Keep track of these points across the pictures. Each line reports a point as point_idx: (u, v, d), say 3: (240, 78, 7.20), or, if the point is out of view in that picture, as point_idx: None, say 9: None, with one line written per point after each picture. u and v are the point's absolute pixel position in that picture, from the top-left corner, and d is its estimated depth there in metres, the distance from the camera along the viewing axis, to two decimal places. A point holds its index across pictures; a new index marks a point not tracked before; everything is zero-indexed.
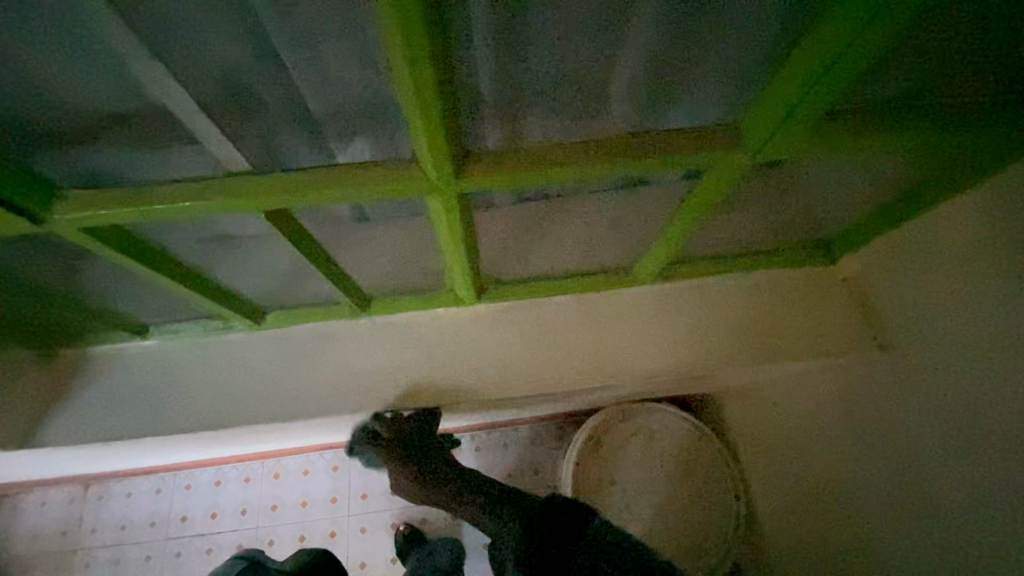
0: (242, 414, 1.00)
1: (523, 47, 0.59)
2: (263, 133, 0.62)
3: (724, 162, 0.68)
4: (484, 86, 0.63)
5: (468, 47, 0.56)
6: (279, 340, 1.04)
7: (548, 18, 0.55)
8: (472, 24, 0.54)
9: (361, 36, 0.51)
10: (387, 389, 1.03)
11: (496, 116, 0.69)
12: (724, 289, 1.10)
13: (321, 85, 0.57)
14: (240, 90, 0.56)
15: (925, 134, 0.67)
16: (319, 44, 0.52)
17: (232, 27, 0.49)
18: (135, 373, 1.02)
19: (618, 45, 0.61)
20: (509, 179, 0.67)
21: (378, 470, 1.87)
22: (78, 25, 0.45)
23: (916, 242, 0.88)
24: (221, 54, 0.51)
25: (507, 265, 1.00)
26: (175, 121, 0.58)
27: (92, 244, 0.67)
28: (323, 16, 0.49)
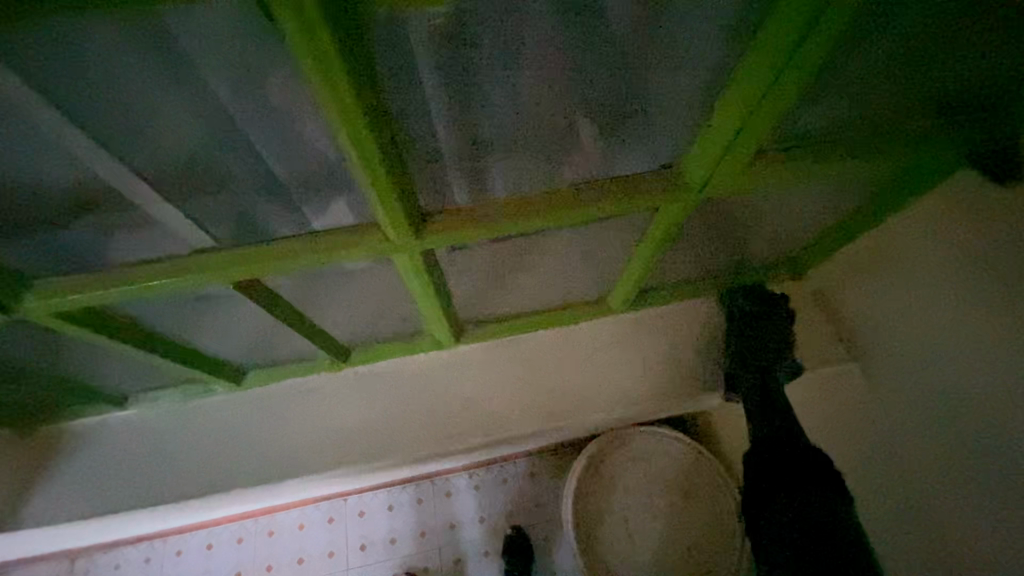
0: (225, 478, 0.99)
1: (471, 105, 0.60)
2: (223, 213, 0.64)
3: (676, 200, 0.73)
4: (442, 143, 0.63)
5: (424, 121, 0.59)
6: (260, 400, 1.04)
7: (497, 86, 0.58)
8: (426, 101, 0.57)
9: (305, 124, 0.54)
10: (373, 440, 1.03)
11: (460, 172, 0.69)
12: (697, 313, 1.13)
13: (273, 162, 0.59)
14: (195, 176, 0.58)
15: (868, 159, 0.71)
16: (264, 127, 0.54)
17: (179, 122, 0.52)
18: (114, 445, 1.01)
19: (567, 102, 0.62)
20: (469, 233, 0.70)
21: (376, 518, 1.82)
22: (34, 134, 0.48)
23: (884, 253, 0.93)
24: (175, 144, 0.53)
25: (484, 305, 1.02)
26: (134, 207, 0.60)
27: (65, 326, 0.68)
28: (267, 111, 0.52)
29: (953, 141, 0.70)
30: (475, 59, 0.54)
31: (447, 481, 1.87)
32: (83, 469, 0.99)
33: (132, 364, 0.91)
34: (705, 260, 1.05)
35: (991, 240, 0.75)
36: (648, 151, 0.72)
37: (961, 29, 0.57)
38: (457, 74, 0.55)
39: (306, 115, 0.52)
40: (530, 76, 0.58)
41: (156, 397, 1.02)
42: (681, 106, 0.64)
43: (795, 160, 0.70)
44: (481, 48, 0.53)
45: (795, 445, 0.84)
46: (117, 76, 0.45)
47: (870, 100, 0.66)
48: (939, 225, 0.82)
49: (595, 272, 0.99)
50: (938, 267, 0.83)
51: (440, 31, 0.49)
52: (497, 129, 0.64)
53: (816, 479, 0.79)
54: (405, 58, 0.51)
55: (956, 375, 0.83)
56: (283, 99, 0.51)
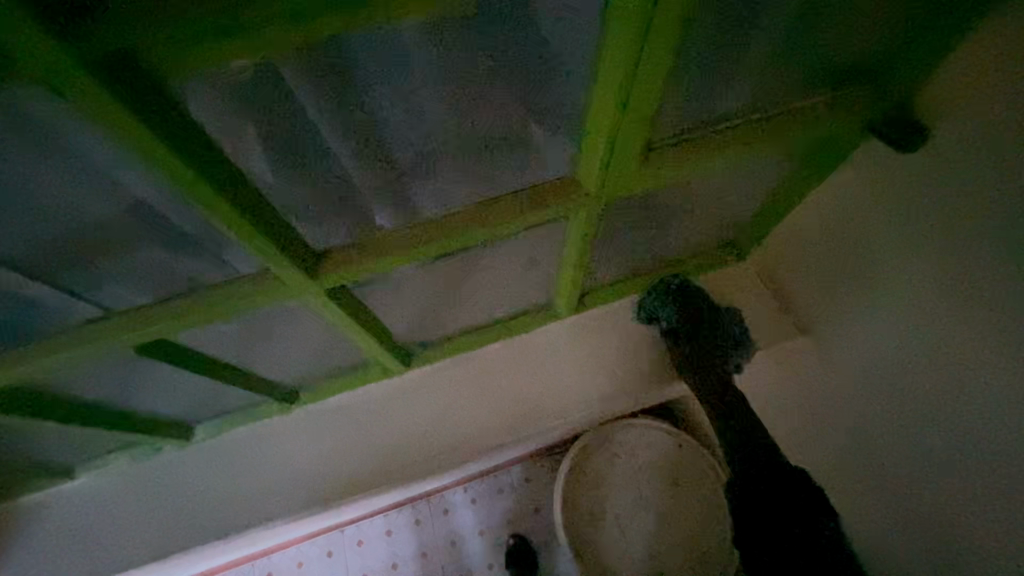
0: (190, 535, 0.98)
1: (356, 138, 0.56)
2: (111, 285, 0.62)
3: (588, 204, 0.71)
4: (350, 175, 0.61)
5: (309, 167, 0.57)
6: (216, 452, 1.02)
7: (381, 125, 0.56)
8: (309, 147, 0.54)
9: (162, 193, 0.51)
10: (336, 474, 1.02)
11: (381, 199, 0.67)
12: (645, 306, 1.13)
13: (148, 227, 0.56)
14: (62, 255, 0.56)
15: (775, 137, 0.70)
16: (119, 199, 0.51)
17: (20, 212, 0.49)
18: (70, 518, 0.98)
19: (456, 128, 0.60)
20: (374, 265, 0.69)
21: (375, 546, 1.81)
22: None
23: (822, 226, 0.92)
24: (26, 225, 0.50)
25: (429, 326, 1.01)
26: (12, 289, 0.57)
27: None
28: (113, 186, 0.49)
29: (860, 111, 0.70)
30: (350, 102, 0.51)
31: (441, 499, 1.86)
32: (41, 546, 0.97)
33: (67, 437, 0.88)
34: (645, 253, 1.04)
35: (909, 202, 0.75)
36: (554, 162, 0.70)
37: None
38: (343, 107, 0.51)
39: (157, 183, 0.49)
40: (408, 109, 0.55)
41: (107, 463, 0.99)
42: (569, 121, 0.62)
43: (700, 150, 0.69)
44: (351, 91, 0.50)
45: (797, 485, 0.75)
46: None
47: (771, 77, 0.66)
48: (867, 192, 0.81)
49: (535, 278, 0.99)
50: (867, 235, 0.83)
51: (307, 71, 0.46)
52: (397, 163, 0.62)
53: (803, 492, 0.74)
54: (287, 99, 0.48)
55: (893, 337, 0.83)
56: (127, 174, 0.48)
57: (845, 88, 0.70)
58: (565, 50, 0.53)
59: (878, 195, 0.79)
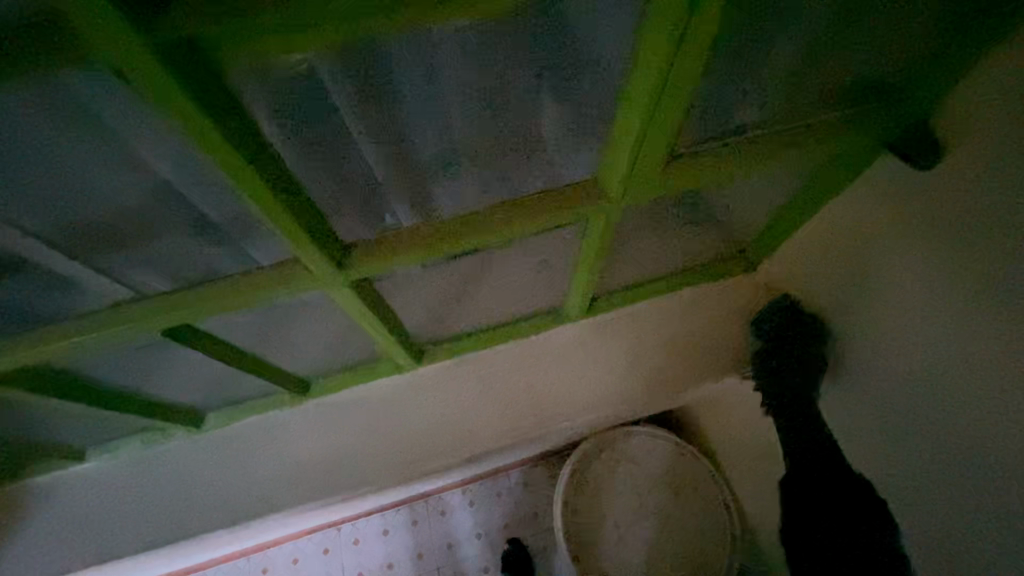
0: (197, 521, 0.99)
1: (381, 135, 0.58)
2: (140, 268, 0.64)
3: (606, 207, 0.72)
4: (376, 171, 0.63)
5: (339, 161, 0.59)
6: (224, 441, 1.02)
7: (412, 122, 0.58)
8: (341, 142, 0.57)
9: (200, 179, 0.53)
10: (342, 467, 1.03)
11: (402, 197, 0.69)
12: (654, 313, 1.14)
13: (183, 211, 0.58)
14: (98, 235, 0.57)
15: (791, 149, 0.72)
16: (161, 182, 0.53)
17: (67, 191, 0.50)
18: (77, 501, 0.99)
19: (483, 128, 0.62)
20: (396, 259, 0.69)
21: (372, 545, 1.81)
22: None
23: (831, 245, 0.93)
24: (68, 204, 0.52)
25: (441, 324, 1.03)
26: (46, 267, 0.59)
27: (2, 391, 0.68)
28: (155, 170, 0.51)
29: (870, 129, 0.72)
30: (384, 102, 0.53)
31: (440, 500, 1.86)
32: (48, 527, 0.98)
33: (81, 418, 0.89)
34: (654, 259, 1.05)
35: (923, 220, 0.76)
36: (573, 164, 0.72)
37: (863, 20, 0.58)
38: (373, 106, 0.53)
39: (196, 168, 0.51)
40: (438, 109, 0.57)
41: (116, 447, 1.00)
42: (592, 124, 0.64)
43: (717, 160, 0.70)
44: (386, 91, 0.52)
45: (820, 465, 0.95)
46: None
47: (785, 92, 0.67)
48: (880, 210, 0.82)
49: (548, 280, 1.00)
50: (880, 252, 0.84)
51: (344, 72, 0.48)
52: (424, 160, 0.64)
53: (869, 510, 0.90)
54: (320, 97, 0.50)
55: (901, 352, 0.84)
56: (169, 158, 0.49)
57: (862, 105, 0.71)
58: (595, 55, 0.54)
59: (893, 215, 0.80)
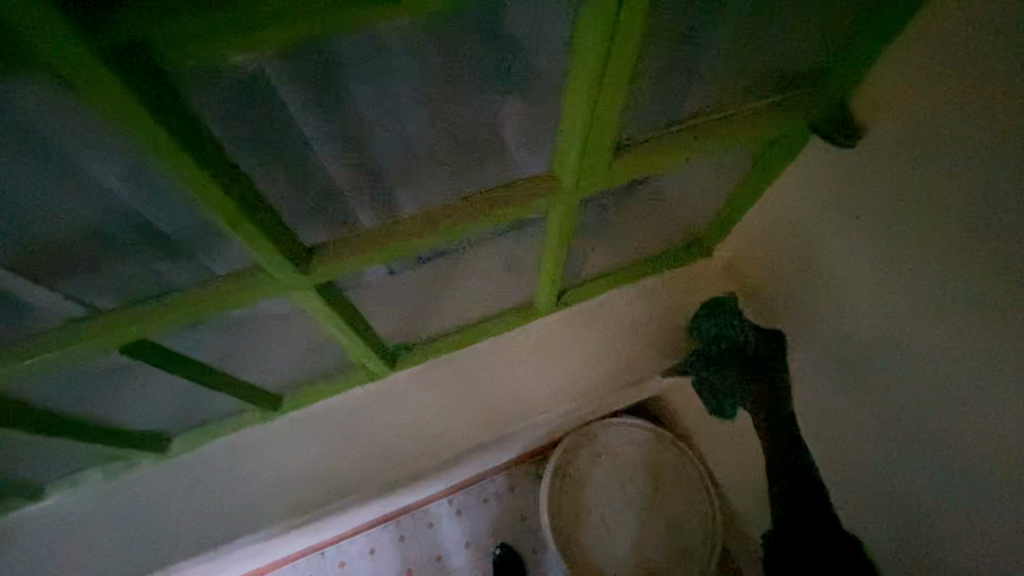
0: (170, 551, 0.95)
1: (341, 138, 0.59)
2: (98, 286, 0.62)
3: (561, 197, 0.76)
4: (336, 176, 0.64)
5: (299, 167, 0.60)
6: (196, 466, 0.99)
7: (371, 125, 0.59)
8: (299, 148, 0.57)
9: (158, 189, 0.52)
10: (322, 480, 1.01)
11: (367, 202, 0.70)
12: (622, 302, 1.18)
13: (141, 225, 0.57)
14: (53, 252, 0.56)
15: (731, 135, 0.77)
16: (119, 194, 0.52)
17: (18, 207, 0.49)
18: (37, 542, 0.94)
19: (442, 128, 0.64)
20: (359, 258, 0.72)
21: (358, 566, 1.76)
22: None
23: (778, 223, 1.00)
24: (20, 220, 0.51)
25: (413, 327, 1.03)
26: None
27: None
28: (111, 182, 0.50)
29: (798, 113, 0.78)
30: (340, 106, 0.55)
31: (425, 512, 1.84)
32: (5, 574, 0.92)
33: (40, 451, 0.85)
34: (617, 250, 1.09)
35: (859, 192, 0.83)
36: (532, 162, 0.74)
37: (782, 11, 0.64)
38: (331, 107, 0.54)
39: (155, 178, 0.51)
40: (394, 109, 0.58)
41: (79, 482, 0.95)
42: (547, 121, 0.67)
43: (662, 147, 0.75)
44: (340, 94, 0.53)
45: (829, 527, 1.09)
46: None
47: (723, 82, 0.72)
48: (820, 188, 0.88)
49: (517, 277, 1.03)
50: (819, 227, 0.91)
51: (302, 71, 0.49)
52: (386, 162, 0.65)
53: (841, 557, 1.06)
54: (278, 98, 0.50)
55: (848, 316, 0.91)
56: (126, 170, 0.49)
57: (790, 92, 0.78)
58: (544, 54, 0.58)
59: (831, 191, 0.87)
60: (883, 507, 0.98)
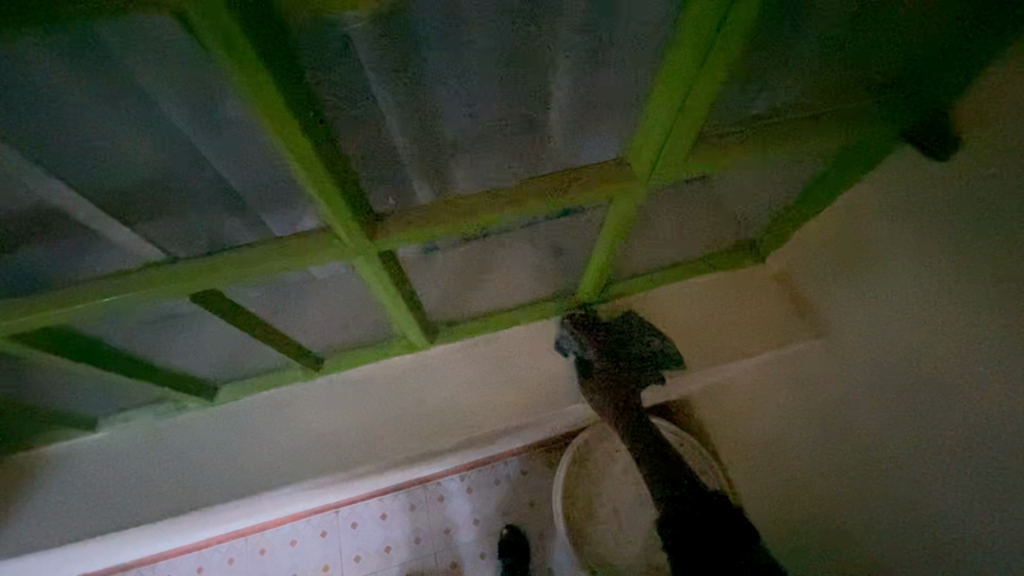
0: (202, 494, 0.97)
1: (410, 106, 0.58)
2: (178, 225, 0.65)
3: (635, 188, 0.73)
4: (400, 142, 0.63)
5: (371, 131, 0.59)
6: (236, 415, 1.03)
7: (449, 92, 0.58)
8: (372, 113, 0.57)
9: (247, 137, 0.54)
10: (351, 444, 1.02)
11: (423, 169, 0.70)
12: (665, 300, 1.16)
13: (225, 171, 0.59)
14: (140, 191, 0.58)
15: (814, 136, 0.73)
16: (209, 140, 0.54)
17: (116, 144, 0.51)
18: (86, 470, 0.99)
19: (520, 101, 0.63)
20: (426, 232, 0.70)
21: (370, 529, 1.82)
22: None
23: (844, 234, 0.95)
24: (117, 159, 0.53)
25: (455, 305, 1.03)
26: (87, 222, 0.59)
27: (18, 349, 0.67)
28: (205, 127, 0.52)
29: (893, 118, 0.73)
30: (422, 72, 0.54)
31: (439, 486, 1.87)
32: (55, 496, 0.97)
33: (99, 384, 0.90)
34: None
35: (939, 211, 0.77)
36: (599, 143, 0.74)
37: (886, 1, 0.60)
38: (402, 75, 0.53)
39: (246, 126, 0.52)
40: (475, 79, 0.57)
41: (128, 418, 1.00)
42: (627, 105, 0.65)
43: (744, 146, 0.71)
44: (425, 59, 0.52)
45: (698, 502, 0.72)
46: (44, 100, 0.44)
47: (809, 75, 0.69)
48: (896, 200, 0.83)
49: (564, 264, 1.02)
50: (895, 244, 0.85)
51: (381, 35, 0.47)
52: (454, 130, 0.65)
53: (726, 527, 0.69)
54: (354, 62, 0.49)
55: (910, 338, 0.87)
56: (223, 115, 0.50)
57: (880, 94, 0.73)
58: (638, 36, 0.55)
59: (910, 206, 0.81)
60: (896, 534, 0.95)
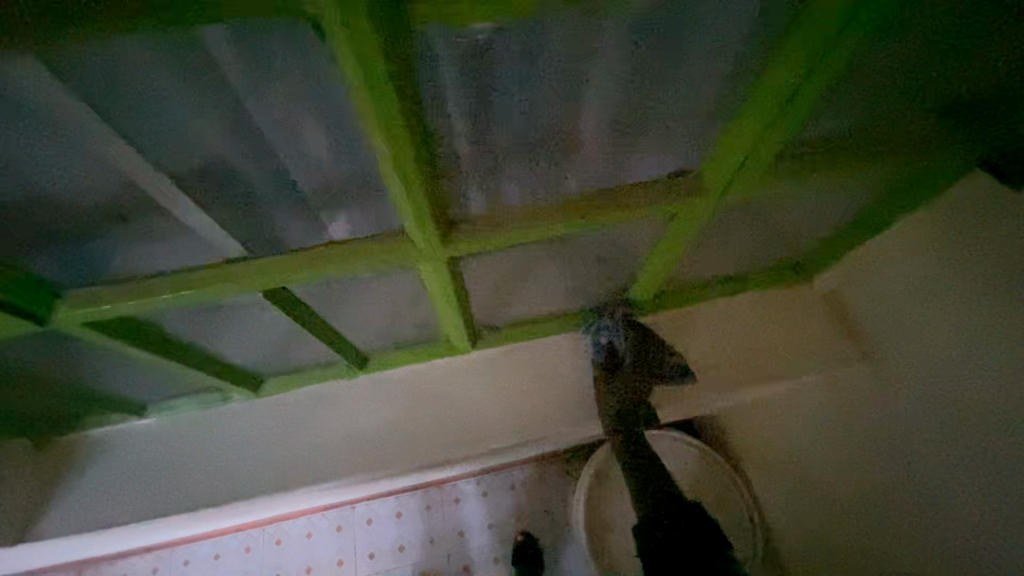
0: (240, 485, 0.98)
1: (481, 120, 0.56)
2: (257, 222, 0.65)
3: (703, 203, 0.73)
4: (462, 157, 0.61)
5: (445, 147, 0.58)
6: (278, 408, 1.04)
7: (530, 104, 0.57)
8: (447, 126, 0.56)
9: (341, 137, 0.55)
10: (387, 444, 1.02)
11: (477, 185, 0.67)
12: (709, 315, 1.17)
13: (313, 172, 0.60)
14: (233, 185, 0.59)
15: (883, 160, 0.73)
16: (305, 137, 0.54)
17: (223, 135, 0.52)
18: (129, 455, 1.01)
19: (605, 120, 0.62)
20: (499, 239, 0.71)
21: (385, 526, 1.82)
22: (87, 147, 0.49)
23: (903, 260, 0.93)
24: (220, 152, 0.54)
25: (500, 311, 1.04)
26: (177, 216, 0.60)
27: (89, 334, 0.69)
28: (305, 126, 0.53)
29: (963, 145, 0.72)
30: (514, 86, 0.54)
31: (454, 488, 1.87)
32: (99, 478, 0.99)
33: (152, 372, 0.92)
34: (716, 263, 1.06)
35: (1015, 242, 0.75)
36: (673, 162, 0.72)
37: (989, 33, 0.57)
38: (475, 88, 0.52)
39: (344, 126, 0.53)
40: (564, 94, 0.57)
41: (175, 406, 1.03)
42: (707, 126, 0.65)
43: (813, 167, 0.72)
44: (519, 72, 0.52)
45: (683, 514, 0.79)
46: (168, 88, 0.45)
47: (891, 103, 0.66)
48: (962, 228, 0.82)
49: (611, 276, 1.01)
50: (957, 273, 0.84)
51: (469, 49, 0.47)
52: (524, 146, 0.63)
53: (709, 551, 0.76)
54: (432, 73, 0.48)
55: (968, 367, 0.84)
56: (327, 113, 0.52)
57: (954, 123, 0.72)
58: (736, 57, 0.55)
59: (975, 231, 0.80)
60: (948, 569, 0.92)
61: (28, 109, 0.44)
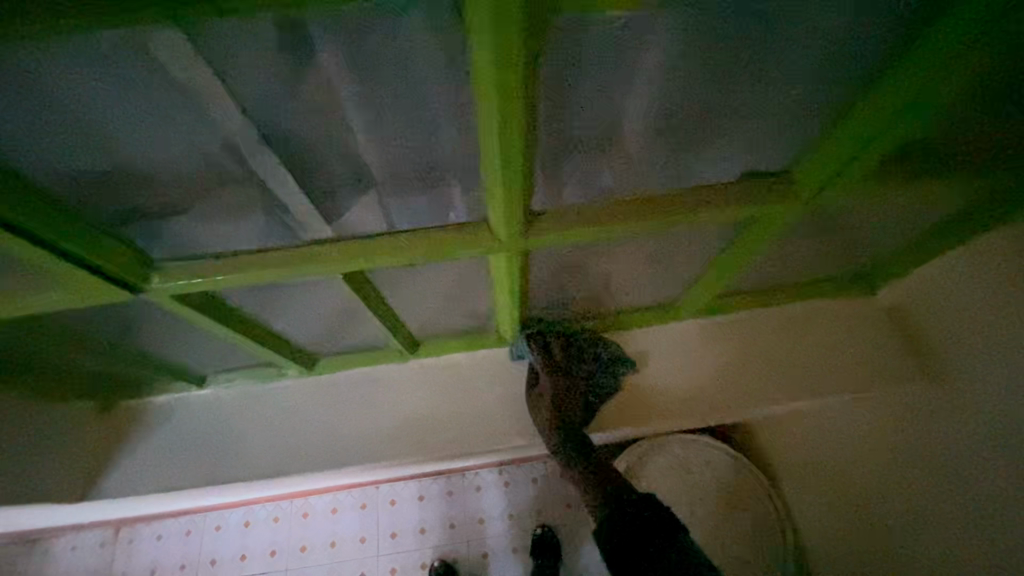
0: (292, 459, 1.01)
1: (567, 119, 0.56)
2: (342, 210, 0.65)
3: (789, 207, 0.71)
4: (551, 152, 0.61)
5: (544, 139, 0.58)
6: (330, 387, 1.07)
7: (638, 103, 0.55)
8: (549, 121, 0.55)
9: (441, 131, 0.55)
10: (435, 429, 1.04)
11: (559, 181, 0.67)
12: (759, 322, 1.16)
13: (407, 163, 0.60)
14: (327, 173, 0.59)
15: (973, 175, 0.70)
16: (405, 130, 0.54)
17: (328, 126, 0.52)
18: (188, 423, 1.05)
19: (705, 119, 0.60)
20: (575, 233, 0.70)
21: (407, 508, 1.85)
22: (203, 131, 0.49)
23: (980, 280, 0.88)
24: (323, 140, 0.54)
25: (553, 305, 1.04)
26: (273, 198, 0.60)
27: (174, 305, 0.71)
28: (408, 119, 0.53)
29: None
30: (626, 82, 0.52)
31: (477, 476, 1.88)
32: (159, 443, 1.03)
33: (217, 345, 0.95)
34: (778, 269, 1.04)
35: None
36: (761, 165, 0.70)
37: None
38: (566, 89, 0.52)
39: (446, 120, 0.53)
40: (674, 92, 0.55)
41: (233, 379, 1.06)
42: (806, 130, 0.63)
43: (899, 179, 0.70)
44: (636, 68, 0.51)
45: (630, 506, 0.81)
46: (287, 78, 0.45)
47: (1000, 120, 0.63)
48: None
49: (669, 277, 1.00)
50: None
51: (593, 44, 0.46)
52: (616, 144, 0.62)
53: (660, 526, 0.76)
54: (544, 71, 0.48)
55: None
56: (433, 108, 0.51)
57: None
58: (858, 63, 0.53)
59: None
60: None
61: (157, 93, 0.44)
